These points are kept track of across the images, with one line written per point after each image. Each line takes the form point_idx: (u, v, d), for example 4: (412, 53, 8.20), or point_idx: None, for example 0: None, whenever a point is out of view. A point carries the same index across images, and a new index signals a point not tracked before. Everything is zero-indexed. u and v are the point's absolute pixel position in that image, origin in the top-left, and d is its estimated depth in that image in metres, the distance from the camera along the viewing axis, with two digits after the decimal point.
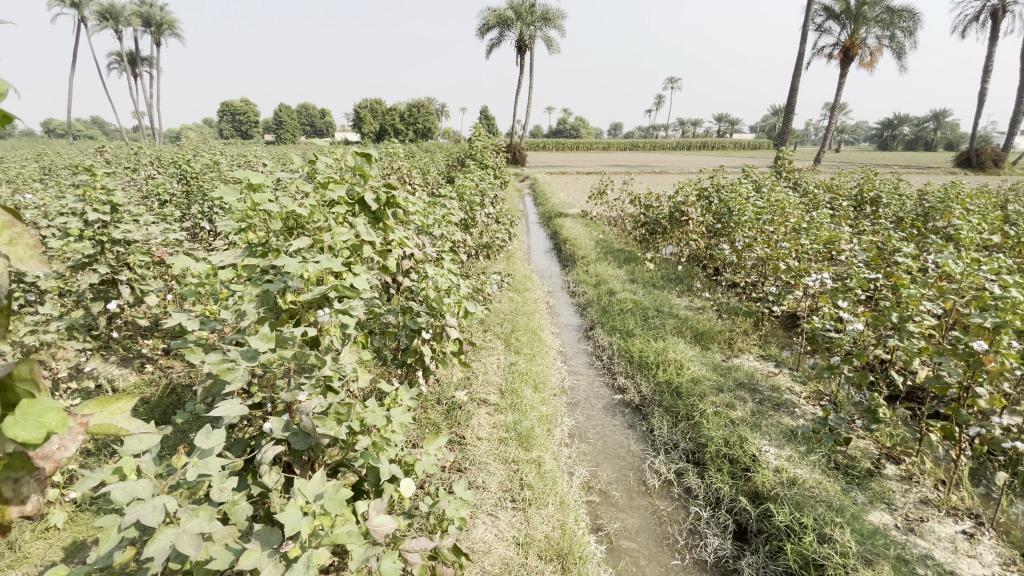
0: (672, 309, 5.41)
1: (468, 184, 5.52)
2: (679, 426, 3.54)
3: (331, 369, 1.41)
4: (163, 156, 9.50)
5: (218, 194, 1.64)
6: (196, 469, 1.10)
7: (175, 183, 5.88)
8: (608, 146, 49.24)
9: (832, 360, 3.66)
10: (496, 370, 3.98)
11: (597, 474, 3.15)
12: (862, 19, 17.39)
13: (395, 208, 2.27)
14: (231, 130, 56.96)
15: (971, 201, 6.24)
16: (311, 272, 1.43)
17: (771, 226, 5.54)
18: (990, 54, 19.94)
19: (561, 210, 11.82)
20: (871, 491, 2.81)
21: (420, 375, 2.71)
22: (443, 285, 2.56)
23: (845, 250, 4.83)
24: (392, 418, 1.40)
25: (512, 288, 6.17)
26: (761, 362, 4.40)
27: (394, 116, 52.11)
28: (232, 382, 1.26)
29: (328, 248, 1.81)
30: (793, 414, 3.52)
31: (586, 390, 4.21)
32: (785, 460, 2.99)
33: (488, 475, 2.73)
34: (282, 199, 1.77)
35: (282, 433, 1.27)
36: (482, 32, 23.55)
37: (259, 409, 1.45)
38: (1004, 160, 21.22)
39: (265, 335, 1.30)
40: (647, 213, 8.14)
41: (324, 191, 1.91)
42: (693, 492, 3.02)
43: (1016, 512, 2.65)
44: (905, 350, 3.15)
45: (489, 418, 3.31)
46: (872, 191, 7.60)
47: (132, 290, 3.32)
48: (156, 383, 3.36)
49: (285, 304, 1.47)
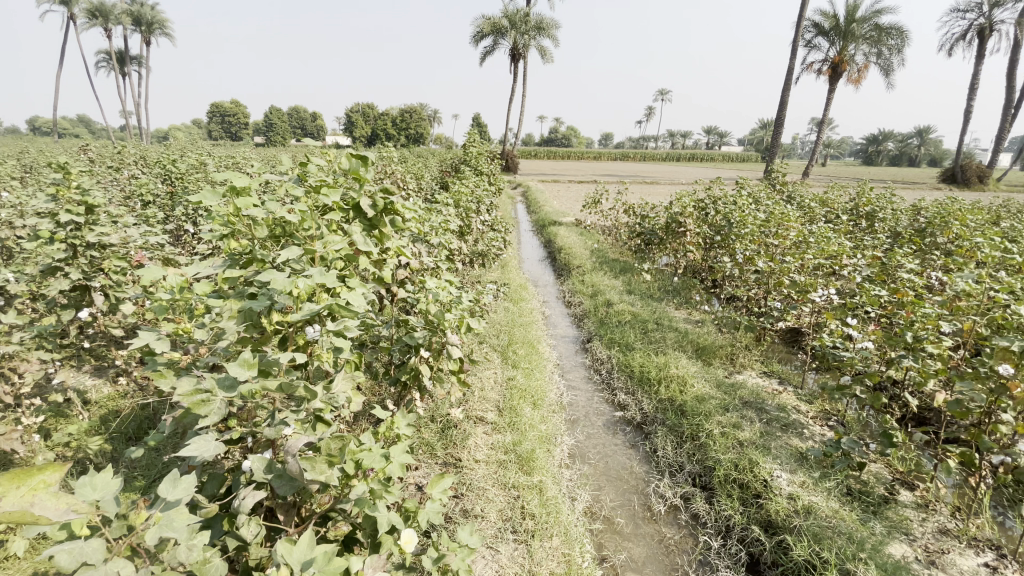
0: (672, 322, 5.28)
1: (464, 191, 5.36)
2: (683, 447, 3.39)
3: (322, 401, 1.24)
4: (148, 156, 9.24)
5: (197, 198, 1.45)
6: (158, 528, 0.91)
7: (159, 183, 5.65)
8: (599, 156, 49.55)
9: (841, 380, 3.54)
10: (494, 385, 3.81)
11: (600, 498, 2.99)
12: (851, 35, 17.66)
13: (392, 216, 2.10)
14: (220, 132, 56.32)
15: (969, 218, 6.21)
16: (302, 289, 1.25)
17: (772, 239, 5.45)
18: (974, 72, 20.32)
19: (554, 218, 11.71)
20: (888, 521, 2.66)
21: (415, 394, 2.53)
22: (444, 299, 2.39)
23: (849, 265, 4.74)
24: (392, 458, 1.22)
25: (507, 297, 6.00)
26: (764, 378, 4.28)
27: (386, 122, 51.96)
28: (207, 418, 1.08)
29: (320, 259, 1.64)
30: (802, 436, 3.39)
31: (586, 406, 4.04)
32: (799, 486, 2.85)
33: (486, 502, 2.56)
34: (269, 204, 1.60)
35: (264, 476, 1.09)
36: (476, 40, 23.57)
37: (239, 444, 1.27)
38: (988, 177, 21.59)
39: (245, 362, 1.11)
40: (643, 223, 8.05)
41: (318, 195, 1.74)
42: (701, 519, 2.86)
43: None
44: (920, 371, 3.04)
45: (486, 438, 3.13)
46: (868, 205, 7.58)
47: (106, 297, 3.10)
48: (132, 397, 3.14)
49: (272, 322, 1.29)
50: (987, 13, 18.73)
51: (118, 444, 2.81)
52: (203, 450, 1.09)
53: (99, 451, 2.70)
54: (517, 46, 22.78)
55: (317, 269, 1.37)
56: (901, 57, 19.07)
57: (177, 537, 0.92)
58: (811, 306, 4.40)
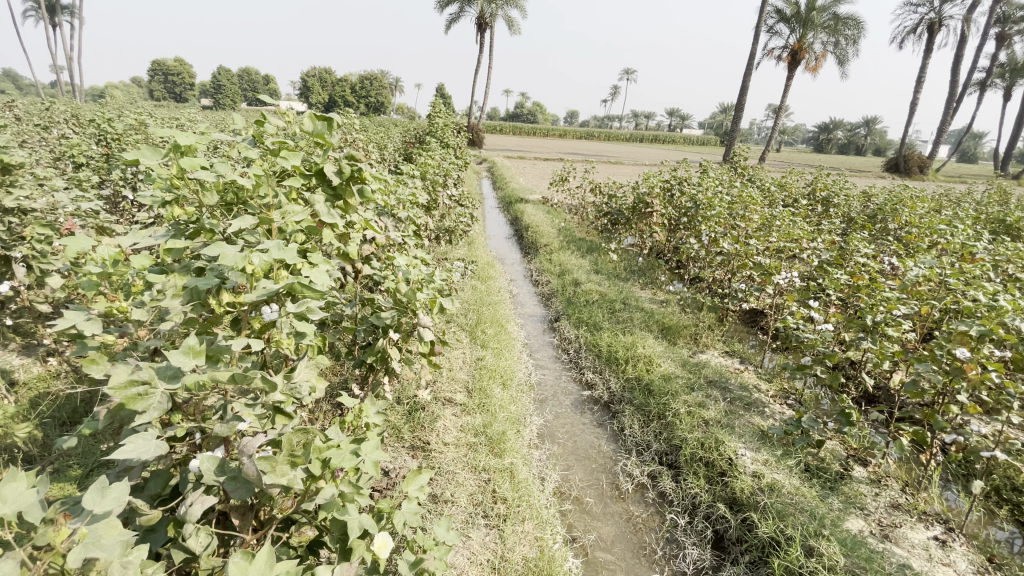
0: (638, 302, 5.29)
1: (430, 163, 5.14)
2: (650, 426, 3.41)
3: (283, 393, 1.11)
4: (79, 114, 8.41)
5: (134, 156, 1.26)
6: (83, 550, 0.79)
7: (93, 144, 5.15)
8: (563, 134, 49.33)
9: (802, 360, 3.63)
10: (462, 365, 3.72)
11: (570, 478, 2.97)
12: (811, 23, 18.01)
13: (359, 185, 1.94)
14: (162, 92, 52.48)
15: (917, 206, 6.49)
16: (258, 266, 1.08)
17: (738, 221, 5.50)
18: (922, 66, 21.22)
19: (521, 195, 11.56)
20: (844, 496, 2.78)
21: (382, 376, 2.40)
22: (415, 277, 2.26)
23: (809, 249, 4.85)
24: (362, 456, 1.12)
25: (474, 275, 5.87)
26: (727, 358, 4.36)
27: (344, 88, 49.80)
28: (144, 414, 0.97)
29: (278, 232, 1.48)
30: (763, 414, 3.48)
31: (553, 385, 4.01)
32: (762, 464, 2.92)
33: (456, 486, 2.49)
34: (220, 166, 1.42)
35: (216, 478, 0.98)
36: (441, 6, 22.73)
37: (187, 440, 1.13)
38: (928, 167, 22.84)
39: (190, 350, 1.00)
40: (610, 203, 8.01)
41: (274, 159, 1.57)
42: (667, 497, 2.89)
43: (989, 525, 2.69)
44: (877, 352, 3.16)
45: (455, 420, 3.06)
46: (825, 190, 7.80)
47: (30, 270, 2.77)
48: (65, 377, 2.86)
49: (223, 303, 1.13)
50: (938, 8, 19.46)
51: (50, 430, 2.58)
52: (142, 450, 0.98)
53: (30, 438, 2.45)
54: (483, 15, 22.05)
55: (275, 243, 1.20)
56: (856, 47, 19.69)
57: (107, 556, 0.80)
58: (773, 288, 4.48)
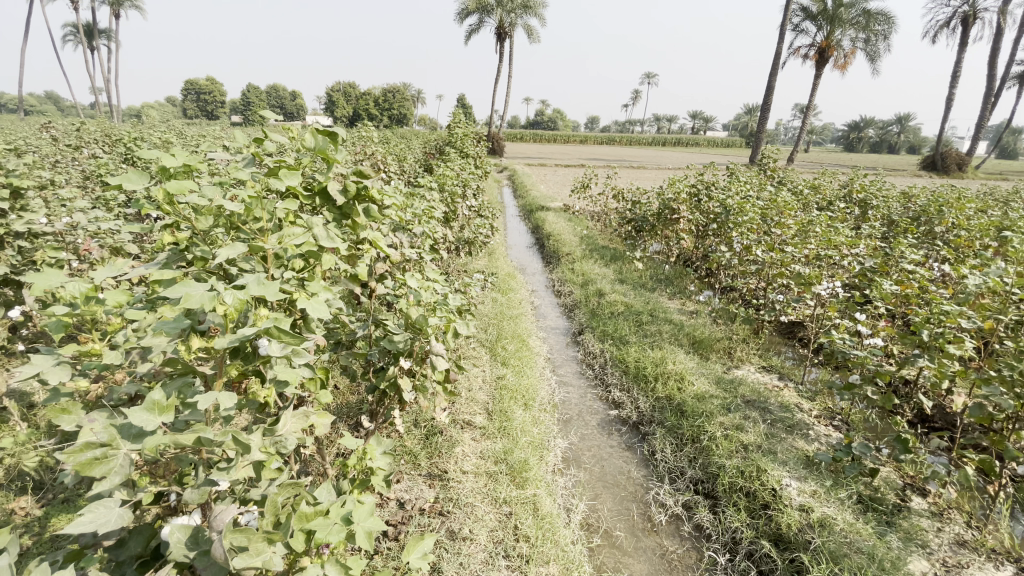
0: (666, 314, 5.05)
1: (449, 174, 5.03)
2: (684, 451, 3.18)
3: (265, 450, 0.97)
4: (111, 134, 8.62)
5: (116, 181, 1.21)
6: None
7: (119, 163, 5.21)
8: (585, 139, 49.04)
9: (849, 379, 3.35)
10: (481, 385, 3.56)
11: (597, 508, 2.77)
12: (839, 21, 17.44)
13: (367, 203, 1.81)
14: (194, 110, 54.36)
15: (967, 206, 6.06)
16: (232, 305, 0.93)
17: (772, 227, 5.21)
18: (958, 61, 20.36)
19: (543, 203, 11.39)
20: (903, 532, 2.51)
21: (394, 403, 2.27)
22: (428, 299, 2.12)
23: (850, 256, 4.54)
24: (356, 526, 0.97)
25: (495, 287, 5.73)
26: (764, 374, 4.09)
27: (367, 101, 50.71)
28: (102, 482, 0.84)
29: (275, 259, 1.36)
30: (808, 437, 3.20)
31: (578, 404, 3.82)
32: (810, 495, 2.67)
33: (476, 521, 2.32)
34: (210, 189, 1.30)
35: (185, 554, 0.85)
36: (461, 18, 22.93)
37: (163, 501, 1.01)
38: (968, 164, 21.83)
39: (155, 406, 0.87)
40: (634, 209, 7.76)
41: (271, 179, 1.45)
42: (705, 530, 2.66)
43: None
44: (937, 372, 2.89)
45: (475, 446, 2.89)
46: (862, 191, 7.39)
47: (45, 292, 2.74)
48: None
49: (194, 348, 0.97)
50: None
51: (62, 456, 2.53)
52: (101, 522, 0.85)
53: (41, 465, 2.39)
54: (503, 25, 22.09)
55: (256, 274, 1.04)
56: (887, 43, 19.01)
57: None
58: (814, 298, 4.19)
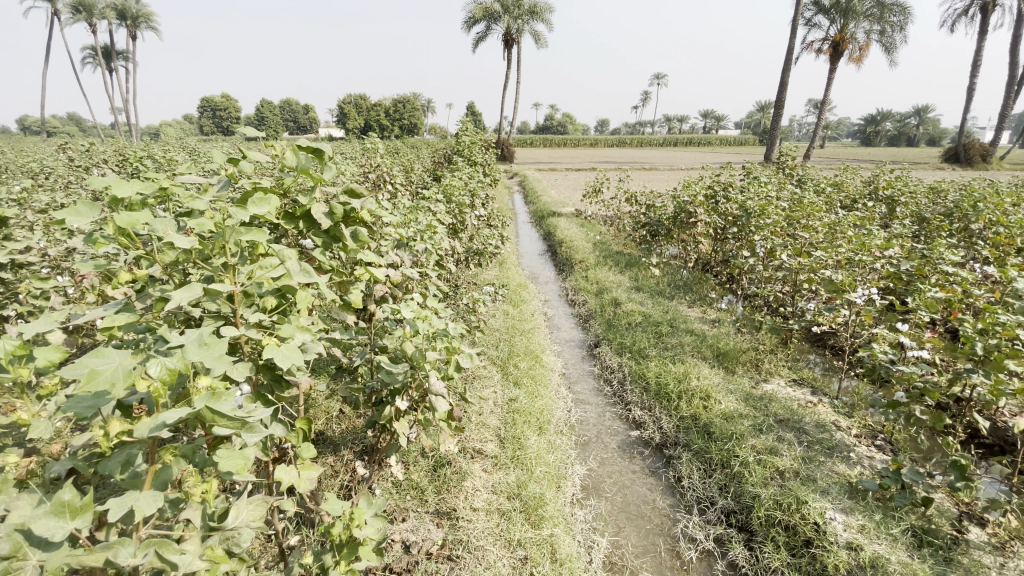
0: (687, 324, 4.79)
1: (455, 183, 4.86)
2: (712, 477, 2.94)
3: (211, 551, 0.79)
4: (122, 152, 8.63)
5: (58, 216, 1.04)
6: None
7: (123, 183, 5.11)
8: (596, 142, 48.73)
9: (893, 396, 3.07)
10: (493, 409, 3.37)
11: (621, 545, 2.53)
12: (851, 13, 16.94)
13: (357, 226, 1.63)
14: (210, 127, 55.40)
15: (1005, 201, 5.68)
16: (158, 378, 0.76)
17: (798, 230, 4.93)
18: (977, 49, 19.73)
19: (554, 209, 11.18)
20: (964, 570, 2.24)
21: (395, 441, 2.08)
22: (428, 328, 1.94)
23: (884, 259, 4.24)
24: None
25: (506, 299, 5.54)
26: (795, 388, 3.82)
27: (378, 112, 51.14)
28: None
29: (244, 300, 1.19)
30: (850, 461, 2.93)
31: (596, 425, 3.59)
32: (858, 531, 2.40)
33: (486, 566, 2.12)
34: (167, 221, 1.14)
35: None
36: (468, 27, 22.99)
37: None
38: (991, 155, 21.09)
39: (66, 508, 0.71)
40: (648, 213, 7.49)
41: (242, 207, 1.28)
42: (741, 569, 2.42)
43: None
44: (994, 389, 2.60)
45: (486, 478, 2.69)
46: (888, 188, 7.04)
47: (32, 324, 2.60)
48: None
49: (118, 429, 0.79)
50: None
51: None
52: None
53: None
54: (510, 31, 22.04)
55: (193, 333, 0.87)
56: (903, 33, 18.46)
57: None
58: (847, 306, 3.91)
